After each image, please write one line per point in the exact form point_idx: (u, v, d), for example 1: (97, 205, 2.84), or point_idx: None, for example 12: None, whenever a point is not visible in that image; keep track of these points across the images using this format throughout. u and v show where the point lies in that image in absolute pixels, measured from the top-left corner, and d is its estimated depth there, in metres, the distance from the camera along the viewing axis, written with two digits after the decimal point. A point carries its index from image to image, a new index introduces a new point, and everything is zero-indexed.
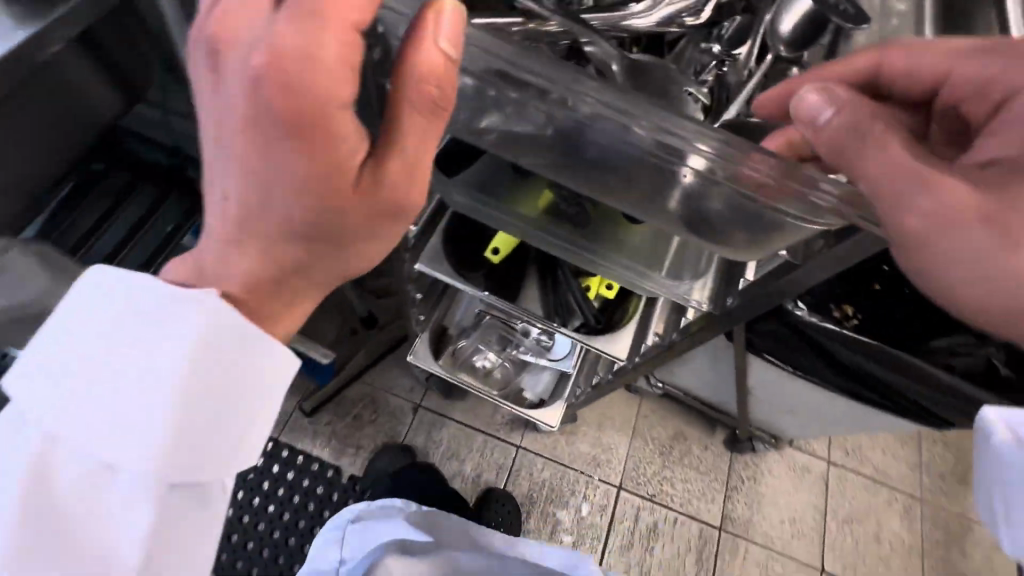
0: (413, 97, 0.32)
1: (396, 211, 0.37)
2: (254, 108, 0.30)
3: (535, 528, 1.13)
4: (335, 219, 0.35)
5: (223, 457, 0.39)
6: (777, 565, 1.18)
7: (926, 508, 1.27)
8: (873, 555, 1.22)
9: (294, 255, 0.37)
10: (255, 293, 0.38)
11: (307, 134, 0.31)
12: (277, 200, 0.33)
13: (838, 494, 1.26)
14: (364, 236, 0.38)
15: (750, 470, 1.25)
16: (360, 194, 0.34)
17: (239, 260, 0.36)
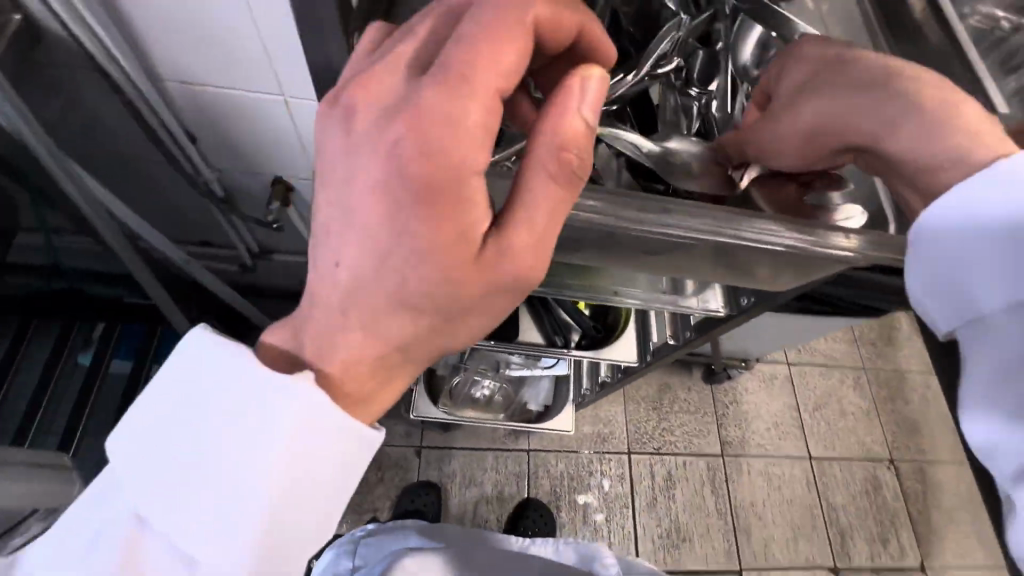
0: (546, 166, 0.33)
1: (510, 286, 0.36)
2: (396, 176, 0.31)
3: (568, 519, 1.17)
4: (448, 294, 0.35)
5: (310, 526, 0.36)
6: (777, 468, 1.31)
7: (871, 374, 1.48)
8: (845, 428, 1.39)
9: (403, 331, 0.37)
10: (364, 366, 0.37)
11: (442, 198, 0.32)
12: (395, 270, 0.34)
13: (804, 388, 1.42)
14: (471, 312, 0.37)
15: (730, 394, 1.38)
16: (476, 265, 0.34)
17: (348, 336, 0.36)
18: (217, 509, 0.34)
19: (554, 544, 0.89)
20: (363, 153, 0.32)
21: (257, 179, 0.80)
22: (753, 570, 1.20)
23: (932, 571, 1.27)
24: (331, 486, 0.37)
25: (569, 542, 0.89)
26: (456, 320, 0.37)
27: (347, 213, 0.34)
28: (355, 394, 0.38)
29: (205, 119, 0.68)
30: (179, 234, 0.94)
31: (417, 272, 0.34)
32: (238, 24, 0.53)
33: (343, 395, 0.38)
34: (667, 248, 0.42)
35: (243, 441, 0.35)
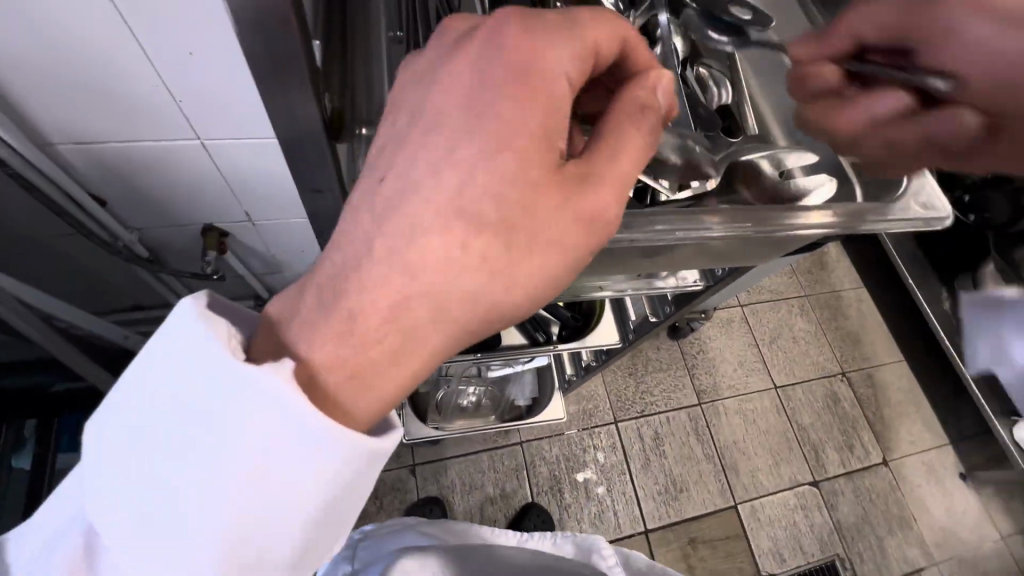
0: (630, 116, 0.35)
1: (585, 219, 0.33)
2: (497, 90, 0.32)
3: (572, 499, 1.19)
4: (526, 217, 0.32)
5: (287, 534, 0.31)
6: (750, 403, 1.40)
7: (813, 299, 1.60)
8: (800, 354, 1.51)
9: (461, 263, 0.31)
10: (408, 311, 0.31)
11: (540, 105, 0.32)
12: (479, 184, 0.31)
13: (758, 325, 1.52)
14: (542, 253, 0.33)
15: (696, 345, 1.45)
16: (564, 189, 0.32)
17: (420, 274, 0.31)
18: (185, 517, 0.29)
19: (551, 537, 0.79)
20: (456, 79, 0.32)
21: (187, 233, 0.74)
22: (747, 502, 1.28)
23: (894, 462, 1.41)
24: (331, 509, 0.32)
25: (568, 535, 0.78)
26: (519, 260, 0.33)
27: (431, 124, 0.33)
28: (387, 352, 0.32)
29: (113, 179, 0.61)
30: (107, 306, 0.85)
31: (502, 187, 0.31)
32: (137, 75, 0.48)
33: (370, 348, 0.31)
34: (671, 249, 0.46)
35: (226, 437, 0.29)
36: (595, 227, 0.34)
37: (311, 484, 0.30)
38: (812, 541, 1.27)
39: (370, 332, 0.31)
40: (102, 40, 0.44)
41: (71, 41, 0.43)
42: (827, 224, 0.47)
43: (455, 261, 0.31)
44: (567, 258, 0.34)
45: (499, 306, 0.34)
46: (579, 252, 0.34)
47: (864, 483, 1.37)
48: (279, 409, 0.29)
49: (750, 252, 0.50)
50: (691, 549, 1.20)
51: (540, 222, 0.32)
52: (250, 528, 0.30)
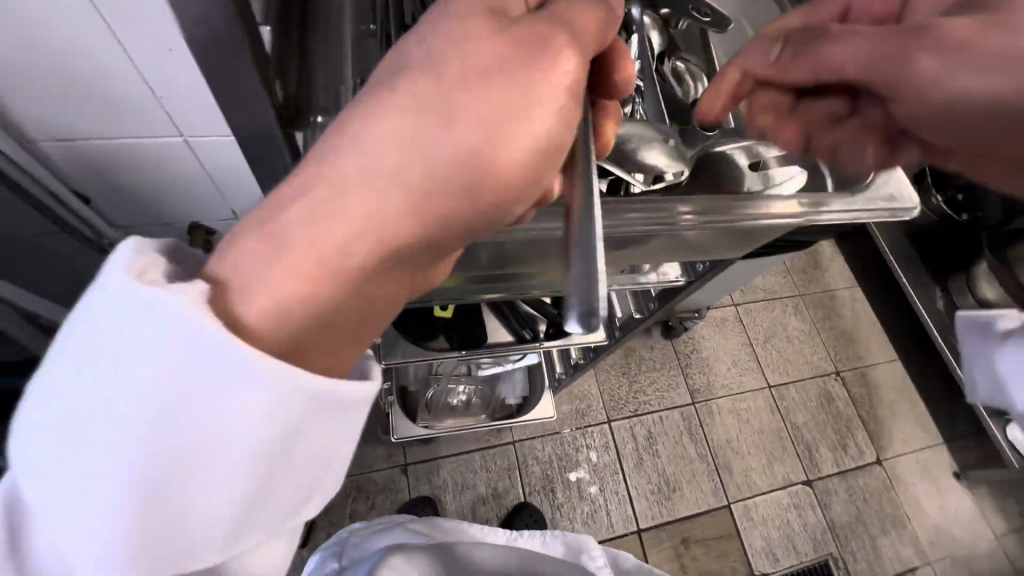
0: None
1: (530, 54, 0.28)
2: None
3: (565, 498, 1.19)
4: (459, 54, 0.27)
5: (218, 470, 0.27)
6: (743, 403, 1.40)
7: (807, 298, 1.60)
8: (794, 353, 1.51)
9: (383, 106, 0.27)
10: (330, 169, 0.27)
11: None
12: (413, 38, 0.29)
13: (752, 324, 1.52)
14: (479, 91, 0.27)
15: (690, 344, 1.45)
16: (519, 33, 0.28)
17: (371, 131, 0.27)
18: (97, 446, 0.25)
19: (541, 536, 0.80)
20: None
21: (172, 231, 0.74)
22: (740, 501, 1.28)
23: (888, 461, 1.41)
24: (278, 448, 0.28)
25: (556, 535, 0.79)
26: (451, 98, 0.27)
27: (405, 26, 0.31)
28: (304, 219, 0.27)
29: (98, 178, 0.61)
30: None
31: (433, 34, 0.28)
32: (117, 71, 0.47)
33: (299, 219, 0.27)
34: (637, 239, 0.45)
35: (134, 354, 0.26)
36: (549, 67, 0.28)
37: (238, 420, 0.26)
38: (805, 540, 1.27)
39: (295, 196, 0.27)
40: (79, 35, 0.43)
41: (47, 37, 0.43)
42: (797, 212, 0.47)
43: (377, 106, 0.27)
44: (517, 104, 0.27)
45: (469, 164, 0.27)
46: (535, 104, 0.27)
47: (858, 482, 1.37)
48: (194, 335, 0.25)
49: (726, 246, 0.51)
50: (683, 548, 1.20)
51: (475, 56, 0.27)
52: (173, 463, 0.26)
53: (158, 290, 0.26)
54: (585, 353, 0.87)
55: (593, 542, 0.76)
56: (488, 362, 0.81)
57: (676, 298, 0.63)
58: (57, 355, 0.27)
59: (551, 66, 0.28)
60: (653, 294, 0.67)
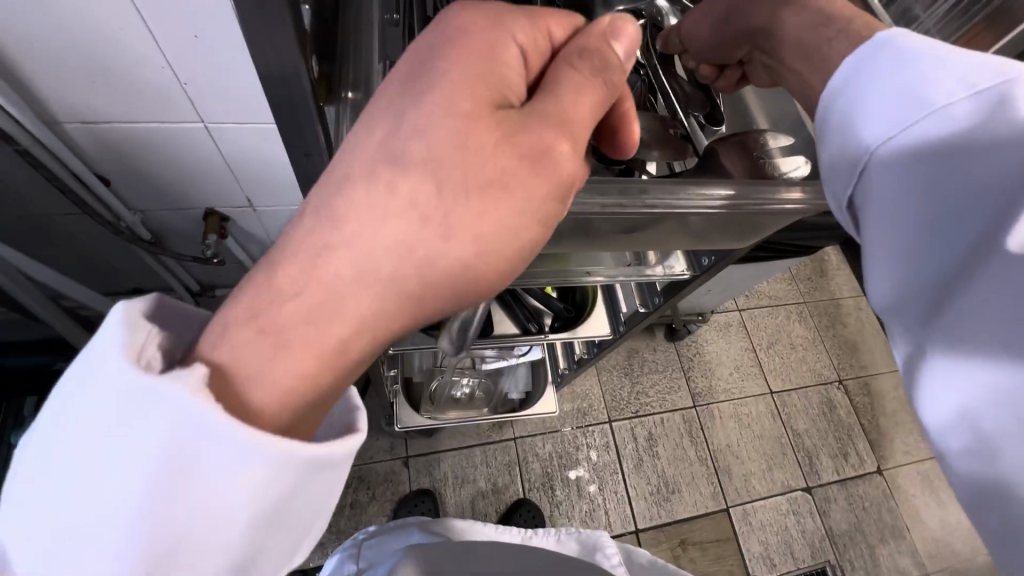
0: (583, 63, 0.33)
1: (524, 166, 0.31)
2: (428, 42, 0.32)
3: (564, 496, 1.20)
4: (460, 159, 0.30)
5: (212, 546, 0.27)
6: (745, 408, 1.40)
7: (811, 305, 1.60)
8: (797, 360, 1.51)
9: (388, 208, 0.29)
10: (327, 267, 0.29)
11: (475, 47, 0.31)
12: (410, 124, 0.30)
13: (756, 330, 1.52)
14: (478, 202, 0.30)
15: (693, 348, 1.46)
16: (515, 138, 0.31)
17: (377, 235, 0.29)
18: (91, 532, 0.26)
19: (556, 535, 0.79)
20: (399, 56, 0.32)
21: (185, 215, 0.75)
22: (738, 506, 1.28)
23: (888, 471, 1.41)
24: (271, 515, 0.29)
25: (571, 532, 0.79)
26: (452, 207, 0.30)
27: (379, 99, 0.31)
28: (308, 314, 0.29)
29: (118, 159, 0.62)
30: (110, 286, 0.87)
31: (430, 129, 0.30)
32: (146, 55, 0.49)
33: (303, 312, 0.29)
34: (645, 221, 0.46)
35: (128, 437, 0.26)
36: (543, 177, 0.32)
37: (230, 496, 0.27)
38: (803, 547, 1.27)
39: (292, 290, 0.29)
40: (109, 19, 0.45)
41: (79, 21, 0.45)
42: (802, 199, 0.47)
43: (383, 207, 0.29)
44: (510, 212, 0.31)
45: (469, 261, 0.31)
46: (521, 217, 0.32)
47: (858, 491, 1.36)
48: (187, 416, 0.26)
49: (737, 234, 0.51)
50: (681, 550, 1.20)
51: (473, 161, 0.30)
52: (168, 543, 0.26)
53: (157, 379, 0.26)
54: (588, 349, 0.88)
55: (609, 541, 0.76)
56: (493, 353, 0.83)
57: (681, 292, 0.64)
58: (49, 436, 0.27)
59: (544, 172, 0.32)
60: (658, 288, 0.68)
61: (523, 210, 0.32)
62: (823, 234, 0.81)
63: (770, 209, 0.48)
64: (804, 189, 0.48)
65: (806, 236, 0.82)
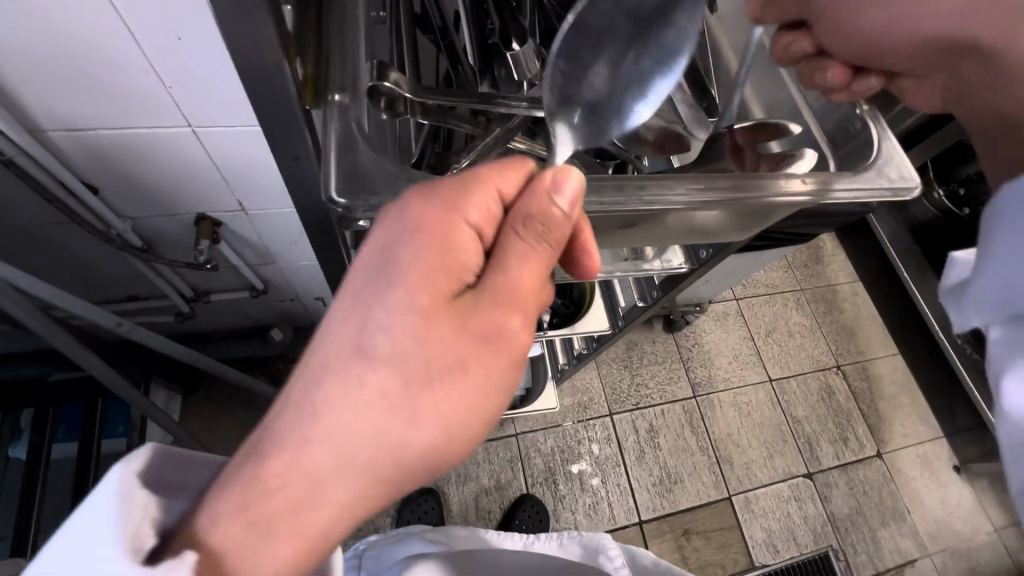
0: (534, 237, 0.37)
1: (482, 348, 0.36)
2: (388, 232, 0.36)
3: (567, 490, 1.20)
4: (421, 352, 0.35)
5: None
6: (744, 396, 1.41)
7: (808, 292, 1.61)
8: (796, 348, 1.51)
9: (360, 397, 0.34)
10: (310, 460, 0.33)
11: (431, 240, 0.36)
12: (374, 321, 0.35)
13: (753, 318, 1.53)
14: (438, 386, 0.35)
15: (691, 339, 1.46)
16: (473, 326, 0.36)
17: (354, 428, 0.34)
18: None
19: (557, 537, 0.76)
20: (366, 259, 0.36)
21: (177, 222, 0.74)
22: (740, 494, 1.28)
23: (888, 454, 1.42)
24: None
25: (572, 535, 0.76)
26: (417, 393, 0.35)
27: (347, 302, 0.36)
28: (293, 505, 0.33)
29: (105, 167, 0.61)
30: (102, 295, 0.86)
31: (393, 325, 0.35)
32: (130, 61, 0.48)
33: (288, 503, 0.33)
34: (639, 216, 0.45)
35: None
36: (497, 352, 0.37)
37: None
38: (805, 532, 1.27)
39: (278, 485, 0.33)
40: (90, 24, 0.44)
41: (59, 27, 0.43)
42: (804, 191, 0.46)
43: (357, 398, 0.34)
44: (469, 389, 0.36)
45: (440, 433, 0.36)
46: (482, 389, 0.37)
47: (859, 475, 1.37)
48: None
49: (734, 229, 0.51)
50: (685, 540, 1.21)
51: (433, 349, 0.35)
52: None
53: (148, 573, 0.28)
54: (587, 344, 0.88)
55: (612, 542, 0.71)
56: None
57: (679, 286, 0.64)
58: None
59: (502, 348, 0.37)
60: (656, 282, 0.68)
61: (485, 383, 0.37)
62: (819, 222, 0.80)
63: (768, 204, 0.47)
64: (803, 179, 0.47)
65: (802, 225, 0.82)
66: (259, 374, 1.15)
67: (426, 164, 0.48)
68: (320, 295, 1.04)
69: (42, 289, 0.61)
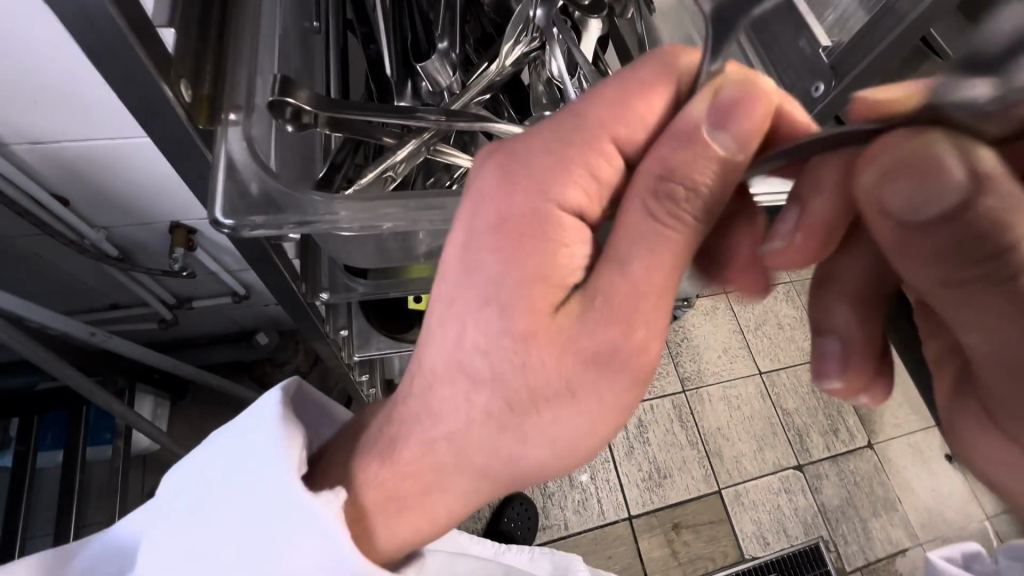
0: (665, 208, 0.36)
1: (590, 365, 0.39)
2: (480, 226, 0.39)
3: (556, 487, 1.21)
4: (526, 372, 0.39)
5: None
6: (734, 389, 1.41)
7: (797, 284, 1.60)
8: (785, 340, 1.51)
9: (471, 417, 0.41)
10: (432, 454, 0.42)
11: (536, 238, 0.38)
12: (477, 339, 0.39)
13: (743, 312, 1.53)
14: (548, 408, 0.40)
15: (680, 333, 1.46)
16: (572, 340, 0.39)
17: (468, 427, 0.41)
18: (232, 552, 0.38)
19: (529, 552, 0.78)
20: (471, 260, 0.39)
21: (150, 230, 0.75)
22: (731, 487, 1.29)
23: (879, 445, 1.42)
24: None
25: (544, 552, 0.79)
26: (526, 417, 0.40)
27: (459, 304, 0.40)
28: (407, 489, 0.43)
29: (72, 178, 0.61)
30: (83, 305, 0.86)
31: (494, 346, 0.39)
32: (84, 76, 0.48)
33: (403, 487, 0.43)
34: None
35: (278, 511, 0.38)
36: (609, 370, 0.39)
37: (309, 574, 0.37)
38: (795, 524, 1.28)
39: (400, 466, 0.43)
40: (38, 42, 0.44)
41: (5, 46, 0.43)
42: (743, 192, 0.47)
43: (468, 404, 0.41)
44: (582, 406, 0.40)
45: (546, 436, 0.41)
46: (587, 402, 0.40)
47: (849, 466, 1.37)
48: (313, 521, 0.37)
49: None
50: (674, 534, 1.21)
51: (540, 367, 0.39)
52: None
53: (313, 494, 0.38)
54: None
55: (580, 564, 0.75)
56: None
57: None
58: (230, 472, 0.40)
59: (611, 365, 0.39)
60: None
61: (592, 396, 0.40)
62: None
63: None
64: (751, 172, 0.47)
65: None
66: (246, 379, 1.16)
67: (341, 177, 0.46)
68: None
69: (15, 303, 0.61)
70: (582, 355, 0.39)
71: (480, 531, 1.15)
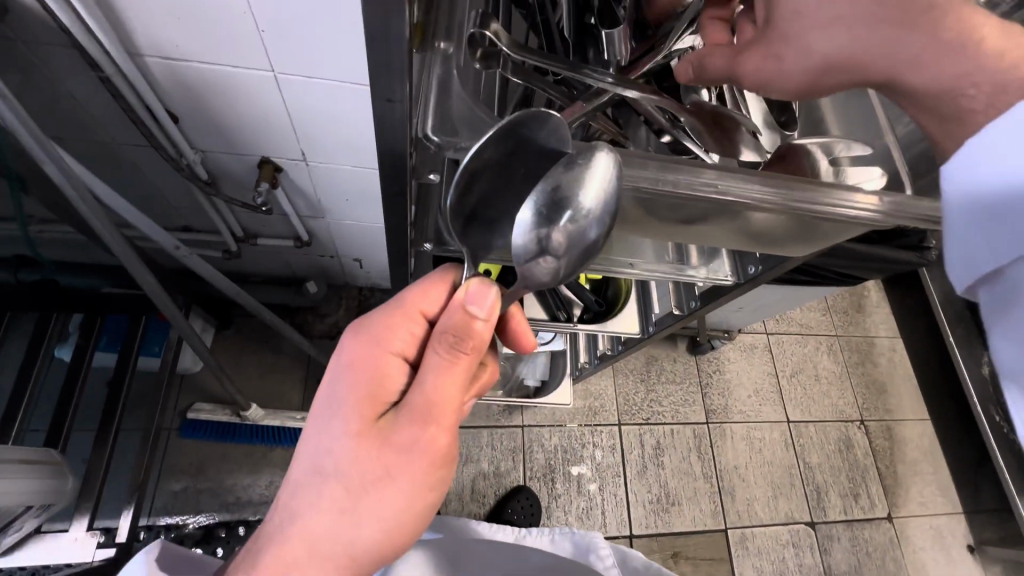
0: (455, 345, 0.46)
1: (408, 460, 0.47)
2: (339, 363, 0.52)
3: (563, 490, 1.21)
4: (357, 466, 0.46)
5: None
6: (758, 432, 1.38)
7: (842, 339, 1.55)
8: (820, 394, 1.47)
9: (320, 508, 0.46)
10: (287, 551, 0.46)
11: (367, 371, 0.50)
12: (324, 444, 0.47)
13: (782, 356, 1.49)
14: (374, 493, 0.47)
15: (713, 364, 1.44)
16: (394, 441, 0.46)
17: (314, 526, 0.46)
18: None
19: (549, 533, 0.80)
20: (324, 388, 0.51)
21: (241, 160, 0.78)
22: (738, 529, 1.26)
23: (899, 520, 1.36)
24: None
25: (564, 531, 0.80)
26: (359, 500, 0.46)
27: (308, 426, 0.50)
28: None
29: (188, 96, 0.64)
30: (163, 219, 0.91)
31: (335, 445, 0.47)
32: (229, 2, 0.50)
33: None
34: (694, 205, 0.44)
35: None
36: (420, 459, 0.47)
37: None
38: None
39: (261, 565, 0.46)
40: None
41: None
42: (865, 211, 0.44)
43: (316, 504, 0.46)
44: (401, 490, 0.47)
45: (383, 524, 0.47)
46: (417, 488, 0.48)
47: (864, 534, 1.33)
48: None
49: (793, 244, 0.50)
50: (673, 562, 1.19)
51: (367, 465, 0.46)
52: None
53: None
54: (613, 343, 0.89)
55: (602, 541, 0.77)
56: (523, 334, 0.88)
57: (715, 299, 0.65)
58: None
59: (426, 458, 0.47)
60: (695, 292, 0.68)
61: (418, 483, 0.48)
62: (869, 267, 0.78)
63: (823, 222, 0.46)
64: (874, 196, 0.45)
65: (856, 271, 0.81)
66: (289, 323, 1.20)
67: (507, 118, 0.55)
68: (357, 256, 1.08)
69: (118, 205, 0.64)
70: (403, 457, 0.46)
71: (482, 517, 1.15)
